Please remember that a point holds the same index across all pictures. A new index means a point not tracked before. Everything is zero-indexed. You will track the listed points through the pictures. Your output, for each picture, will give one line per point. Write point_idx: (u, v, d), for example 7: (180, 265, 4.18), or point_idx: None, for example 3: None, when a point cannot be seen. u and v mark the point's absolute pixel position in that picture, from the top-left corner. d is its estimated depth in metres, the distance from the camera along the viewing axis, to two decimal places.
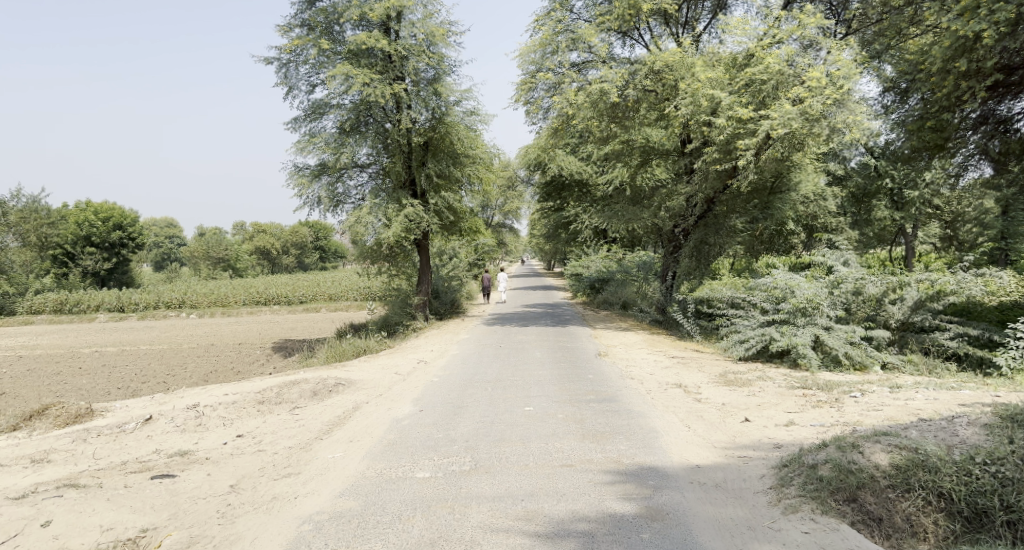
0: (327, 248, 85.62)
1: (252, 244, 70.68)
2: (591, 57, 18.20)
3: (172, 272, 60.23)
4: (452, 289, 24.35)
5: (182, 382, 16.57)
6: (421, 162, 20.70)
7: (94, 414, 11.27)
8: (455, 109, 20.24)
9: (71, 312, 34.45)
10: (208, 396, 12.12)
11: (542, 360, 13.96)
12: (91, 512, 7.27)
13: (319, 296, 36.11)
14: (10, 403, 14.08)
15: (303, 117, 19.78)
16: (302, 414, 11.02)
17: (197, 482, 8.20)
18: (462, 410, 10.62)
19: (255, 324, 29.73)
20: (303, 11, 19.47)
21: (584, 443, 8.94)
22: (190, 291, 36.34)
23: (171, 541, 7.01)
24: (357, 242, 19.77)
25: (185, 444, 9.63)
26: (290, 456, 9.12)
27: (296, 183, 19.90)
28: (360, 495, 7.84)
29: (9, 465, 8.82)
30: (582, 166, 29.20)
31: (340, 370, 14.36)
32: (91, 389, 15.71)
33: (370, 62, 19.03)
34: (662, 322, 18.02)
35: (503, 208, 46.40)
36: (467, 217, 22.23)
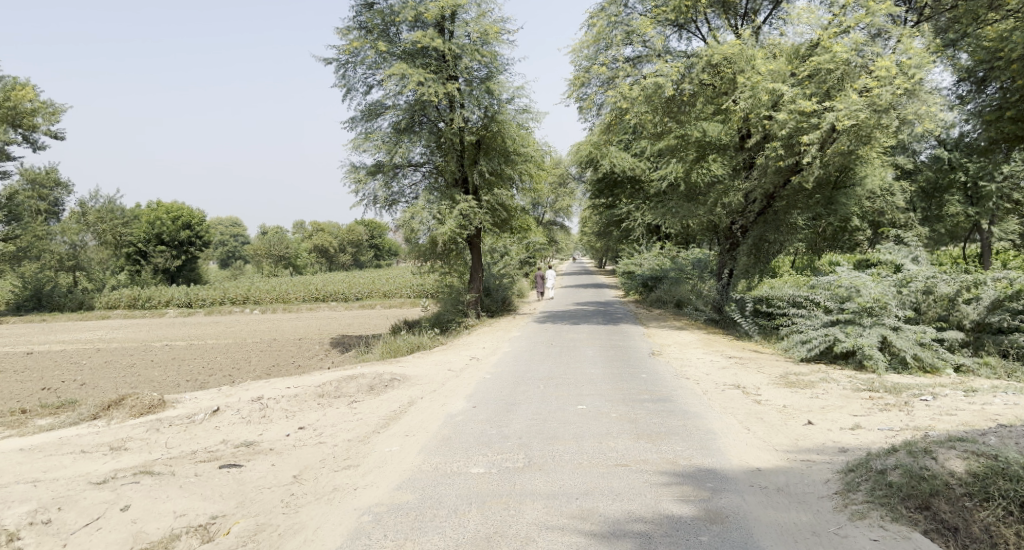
0: (382, 246, 87.09)
1: (311, 242, 72.52)
2: (645, 51, 18.03)
3: (236, 270, 62.28)
4: (504, 286, 24.43)
5: (246, 375, 17.10)
6: (473, 160, 20.82)
7: (166, 405, 11.76)
8: (508, 107, 20.26)
9: (144, 307, 36.03)
10: (271, 389, 12.49)
11: (595, 358, 13.88)
12: (165, 498, 7.56)
13: (374, 293, 36.71)
14: (88, 393, 14.79)
15: (359, 117, 20.14)
16: (359, 408, 11.24)
17: (262, 472, 8.46)
18: (515, 408, 10.64)
19: (314, 320, 30.47)
20: (361, 13, 19.82)
21: (638, 443, 8.86)
22: (253, 288, 37.51)
23: (239, 528, 7.25)
24: (410, 240, 20.03)
25: (250, 435, 9.94)
26: (349, 448, 9.31)
27: (352, 181, 20.22)
28: (417, 489, 7.95)
29: (90, 452, 9.26)
30: (635, 162, 28.80)
31: (395, 365, 14.59)
32: (162, 380, 16.38)
33: (425, 61, 19.30)
34: (719, 321, 17.59)
35: (555, 206, 46.23)
36: (518, 215, 22.28)
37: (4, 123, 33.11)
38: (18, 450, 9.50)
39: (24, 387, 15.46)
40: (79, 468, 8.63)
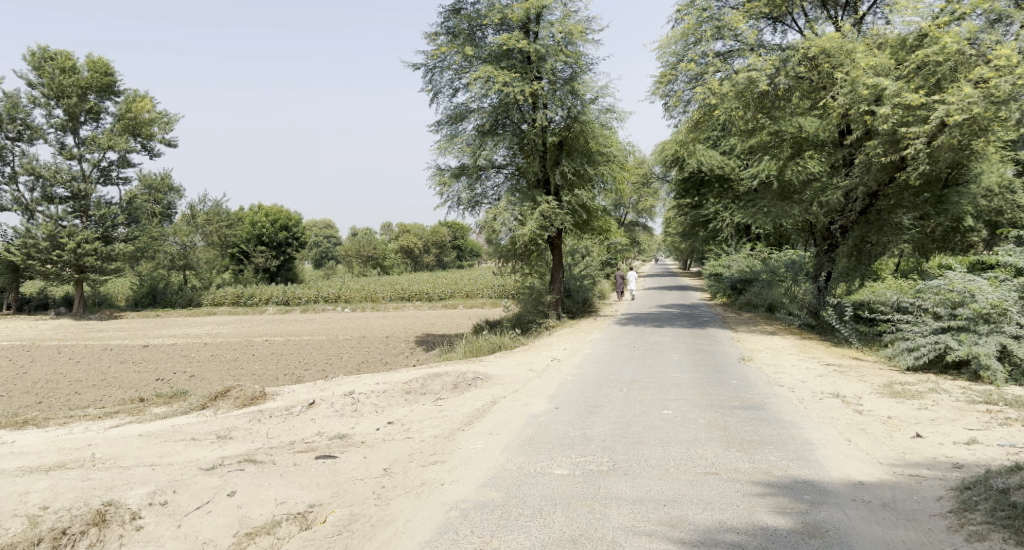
0: (465, 247, 88.23)
1: (397, 243, 74.35)
2: (737, 45, 17.48)
3: (328, 269, 64.63)
4: (584, 288, 24.28)
5: (338, 371, 17.71)
6: (555, 160, 20.79)
7: (267, 398, 12.34)
8: (591, 107, 20.06)
9: (246, 304, 37.98)
10: (362, 385, 12.86)
11: (681, 362, 13.56)
12: (267, 486, 7.91)
13: (457, 293, 37.23)
14: (195, 384, 15.70)
15: (445, 120, 20.48)
16: (444, 406, 11.41)
17: (354, 464, 8.71)
18: (598, 410, 10.53)
19: (400, 319, 31.23)
20: (448, 19, 20.13)
21: (730, 452, 8.59)
22: (344, 287, 38.80)
23: (334, 517, 7.50)
24: (492, 240, 20.21)
25: (343, 428, 10.27)
26: (436, 444, 9.47)
27: (437, 183, 20.59)
28: (502, 487, 7.99)
29: (199, 439, 9.82)
30: (724, 160, 27.81)
31: (478, 364, 14.74)
32: (261, 374, 17.19)
33: (509, 64, 19.46)
34: (815, 326, 16.83)
35: (638, 206, 45.40)
36: (600, 215, 22.03)
37: (125, 133, 35.54)
38: (136, 436, 10.17)
39: (140, 377, 16.58)
40: (189, 454, 9.15)
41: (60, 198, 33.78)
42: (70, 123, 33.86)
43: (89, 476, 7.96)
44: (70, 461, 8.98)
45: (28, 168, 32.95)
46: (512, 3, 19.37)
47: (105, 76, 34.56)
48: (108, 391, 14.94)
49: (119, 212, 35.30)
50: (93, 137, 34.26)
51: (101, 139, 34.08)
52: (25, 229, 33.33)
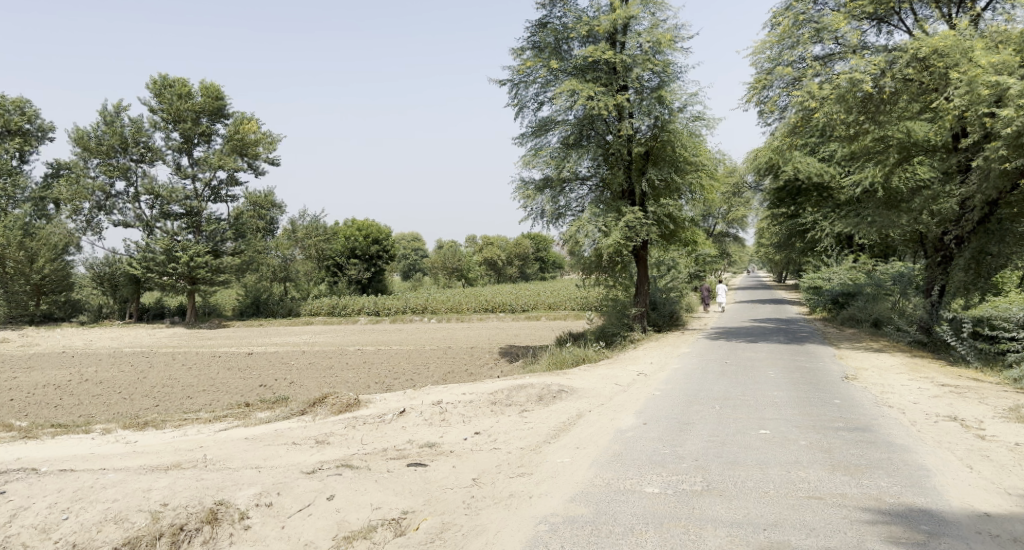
0: (548, 259, 88.03)
1: (481, 255, 75.28)
2: (838, 48, 16.79)
3: (416, 281, 66.04)
4: (671, 300, 23.79)
5: (425, 380, 18.02)
6: (641, 169, 20.49)
7: (360, 405, 12.69)
8: (680, 115, 19.65)
9: (341, 314, 39.43)
10: (449, 395, 13.01)
11: (777, 380, 13.00)
12: (363, 491, 8.09)
13: (540, 305, 37.24)
14: (295, 391, 16.34)
15: (529, 133, 20.56)
16: (530, 418, 11.38)
17: (444, 473, 8.80)
18: (689, 427, 10.23)
19: (485, 330, 31.53)
20: (535, 33, 20.28)
21: (835, 475, 8.14)
22: (431, 298, 39.57)
23: (427, 525, 7.58)
24: (574, 252, 20.15)
25: (432, 437, 10.41)
26: (523, 456, 9.45)
27: (521, 196, 20.71)
28: (592, 502, 7.87)
29: (298, 444, 10.18)
30: (822, 168, 26.69)
31: (563, 377, 14.63)
32: (354, 382, 17.71)
33: (595, 76, 19.40)
34: (927, 344, 15.83)
35: (728, 216, 44.12)
36: (687, 226, 21.51)
37: (234, 153, 37.67)
38: (243, 439, 10.66)
39: (245, 383, 17.42)
40: (290, 458, 9.50)
41: (175, 215, 36.14)
42: (185, 145, 36.20)
43: (202, 476, 8.35)
44: (184, 461, 9.49)
45: (148, 187, 35.38)
46: (599, 15, 19.32)
47: (217, 101, 36.75)
48: (216, 396, 15.76)
49: (227, 227, 37.39)
50: (206, 158, 36.52)
51: (212, 160, 36.28)
52: (145, 243, 35.83)
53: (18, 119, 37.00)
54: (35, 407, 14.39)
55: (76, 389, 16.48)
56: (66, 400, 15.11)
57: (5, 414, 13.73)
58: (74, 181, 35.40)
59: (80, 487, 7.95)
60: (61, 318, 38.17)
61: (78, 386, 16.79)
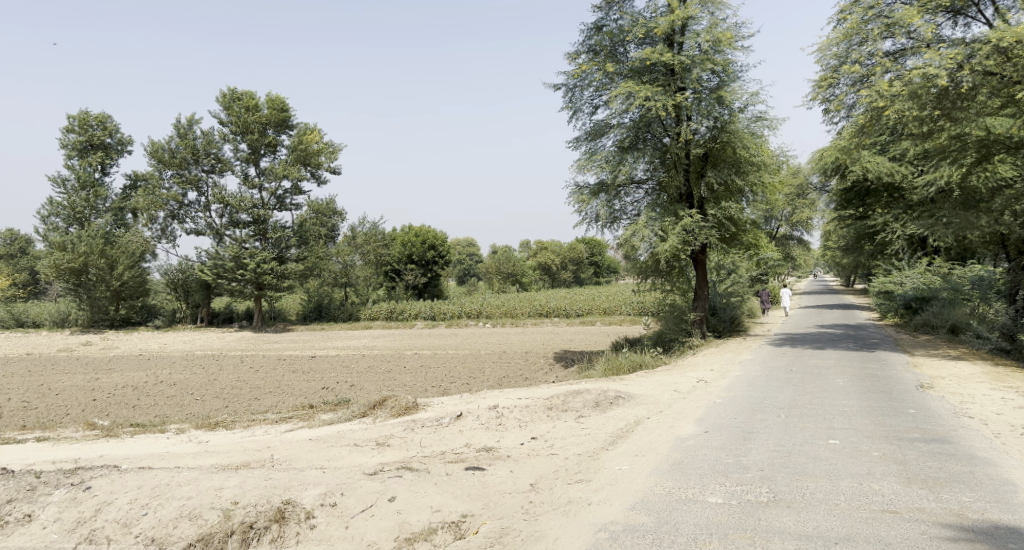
0: (603, 264, 87.29)
1: (535, 260, 75.31)
2: (911, 43, 16.17)
3: (471, 286, 66.50)
4: (732, 305, 23.30)
5: (482, 384, 18.12)
6: (700, 172, 20.20)
7: (419, 408, 12.86)
8: (740, 116, 19.22)
9: (399, 319, 39.99)
10: (506, 399, 13.04)
11: (846, 388, 12.55)
12: (424, 493, 8.15)
13: (595, 310, 36.95)
14: (356, 394, 16.65)
15: (584, 137, 20.42)
16: (587, 424, 11.29)
17: (502, 477, 8.81)
18: (752, 436, 9.98)
19: (540, 335, 31.48)
20: (590, 37, 20.13)
21: (911, 489, 7.83)
22: (486, 303, 39.76)
23: (487, 529, 7.62)
24: (630, 256, 19.98)
25: (489, 441, 10.45)
26: (581, 462, 9.38)
27: (576, 201, 20.61)
28: (652, 511, 7.77)
29: (360, 445, 10.37)
30: (894, 167, 25.42)
31: (620, 383, 14.48)
32: (412, 386, 17.93)
33: (652, 78, 19.18)
34: (1010, 351, 15.08)
35: (791, 218, 42.90)
36: (748, 229, 21.03)
37: (297, 163, 38.74)
38: (307, 440, 10.92)
39: (308, 386, 17.86)
40: (352, 460, 9.68)
41: (243, 223, 37.38)
42: (252, 156, 37.43)
43: (271, 475, 8.57)
44: (253, 461, 9.77)
45: (218, 197, 36.71)
46: (656, 16, 19.12)
47: (282, 112, 37.91)
48: (282, 398, 16.21)
49: (291, 235, 38.46)
50: (271, 168, 37.70)
51: (277, 170, 37.44)
52: (215, 251, 37.25)
53: (100, 133, 38.91)
54: (115, 407, 15.08)
55: (152, 390, 17.21)
56: (143, 400, 15.80)
57: (88, 413, 14.43)
58: (150, 192, 37.03)
59: (158, 483, 8.25)
60: (138, 322, 40.03)
61: (154, 387, 17.54)
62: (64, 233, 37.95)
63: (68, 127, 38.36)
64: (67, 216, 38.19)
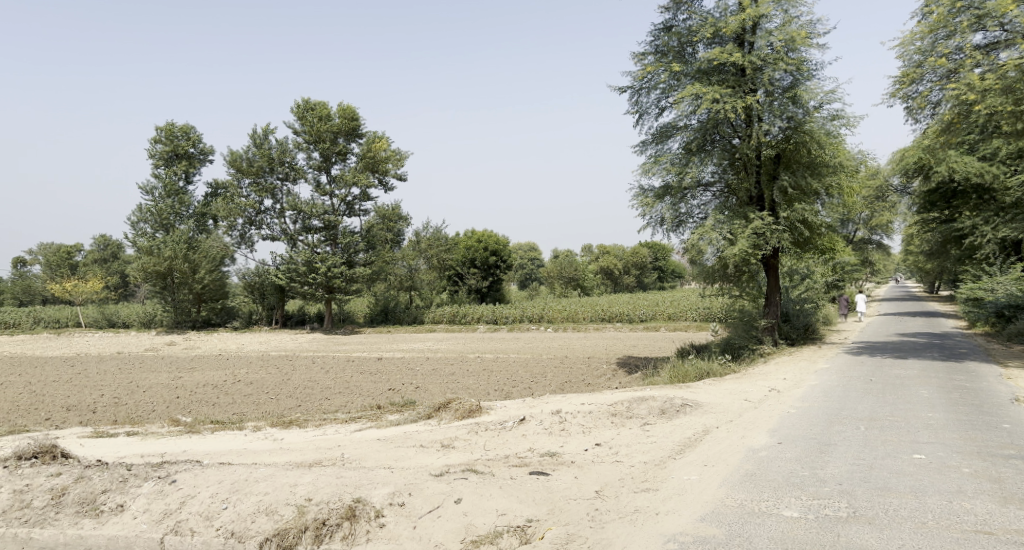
0: (667, 268, 85.66)
1: (597, 264, 74.67)
2: (1003, 35, 15.37)
3: (533, 290, 66.48)
4: (805, 312, 22.49)
5: (544, 389, 18.08)
6: (772, 175, 19.64)
7: (483, 411, 12.94)
8: (816, 115, 18.59)
9: (461, 322, 40.29)
10: (570, 404, 12.96)
11: (931, 400, 11.94)
12: (489, 496, 8.15)
13: (659, 315, 36.34)
14: (422, 396, 16.86)
15: (650, 140, 20.11)
16: (653, 431, 11.10)
17: (567, 483, 8.74)
18: (829, 449, 9.59)
19: (604, 340, 31.18)
20: (657, 38, 19.85)
21: (1008, 509, 7.38)
22: (548, 308, 39.64)
23: (552, 535, 7.59)
24: (696, 261, 19.61)
25: (553, 446, 10.40)
26: (647, 471, 9.22)
27: (640, 205, 20.32)
28: (723, 523, 7.57)
29: (425, 447, 10.50)
30: (984, 167, 24.10)
31: (687, 391, 14.18)
32: (476, 389, 18.04)
33: (721, 78, 18.74)
34: None
35: (870, 222, 41.20)
36: (824, 233, 20.23)
37: (366, 170, 39.65)
38: (375, 440, 11.12)
39: (375, 387, 18.19)
40: (418, 460, 9.80)
41: (315, 229, 38.50)
42: (324, 163, 38.50)
43: (342, 473, 8.76)
44: (324, 459, 10.01)
45: (292, 204, 37.92)
46: (726, 15, 18.70)
47: (352, 121, 38.86)
48: (351, 398, 16.58)
49: (359, 240, 39.37)
50: (342, 176, 38.71)
51: (347, 177, 38.45)
52: (289, 256, 38.51)
53: (184, 144, 40.71)
54: (197, 404, 15.76)
55: (231, 388, 17.90)
56: (222, 398, 16.43)
57: (172, 410, 15.11)
58: (229, 200, 38.53)
59: (237, 479, 8.55)
60: (218, 323, 41.84)
61: (232, 386, 18.24)
62: (151, 238, 39.95)
63: (156, 138, 40.38)
64: (154, 222, 40.22)
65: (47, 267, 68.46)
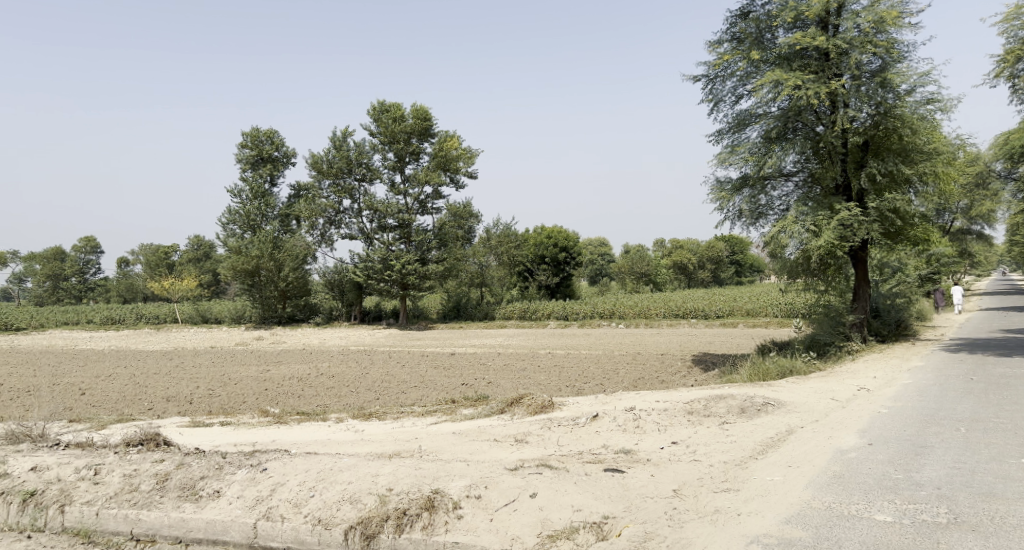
0: (745, 262, 83.17)
1: (670, 259, 73.45)
2: None
3: (605, 286, 65.91)
4: (896, 307, 21.42)
5: (618, 386, 17.91)
6: (859, 163, 18.78)
7: (555, 407, 12.91)
8: (908, 99, 17.64)
9: (532, 318, 40.33)
10: (644, 401, 12.78)
11: None
12: (564, 492, 8.13)
13: (737, 311, 35.38)
14: (495, 391, 16.98)
15: (726, 130, 19.56)
16: (732, 430, 10.82)
17: (643, 481, 8.61)
18: (927, 451, 9.10)
19: (679, 336, 30.62)
20: (734, 25, 19.28)
21: None
22: (620, 303, 39.22)
23: (630, 532, 7.51)
24: (777, 255, 18.98)
25: (628, 444, 10.28)
26: (727, 471, 8.99)
27: (716, 197, 19.79)
28: (810, 526, 7.30)
29: (499, 441, 10.56)
30: None
31: (769, 389, 13.73)
32: (548, 384, 18.05)
33: (803, 63, 18.02)
34: None
35: (969, 211, 38.73)
36: (917, 223, 19.19)
37: (439, 169, 40.23)
38: (450, 433, 11.27)
39: (449, 382, 18.45)
40: (493, 455, 9.87)
41: (391, 227, 39.32)
42: (398, 163, 39.25)
43: (421, 465, 8.92)
44: (403, 451, 10.23)
45: (368, 204, 38.84)
46: None
47: (425, 122, 39.48)
48: (427, 392, 16.89)
49: (432, 237, 39.88)
50: (415, 175, 39.43)
51: (421, 176, 39.10)
52: (366, 254, 39.53)
53: (269, 148, 42.35)
54: (283, 396, 16.38)
55: (314, 381, 18.50)
56: (306, 391, 17.01)
57: (261, 401, 15.76)
58: (311, 201, 39.83)
59: (323, 468, 8.85)
60: (301, 319, 43.38)
61: (315, 379, 18.88)
62: (239, 239, 41.80)
63: (242, 143, 42.13)
64: (242, 223, 42.01)
65: (147, 267, 72.85)
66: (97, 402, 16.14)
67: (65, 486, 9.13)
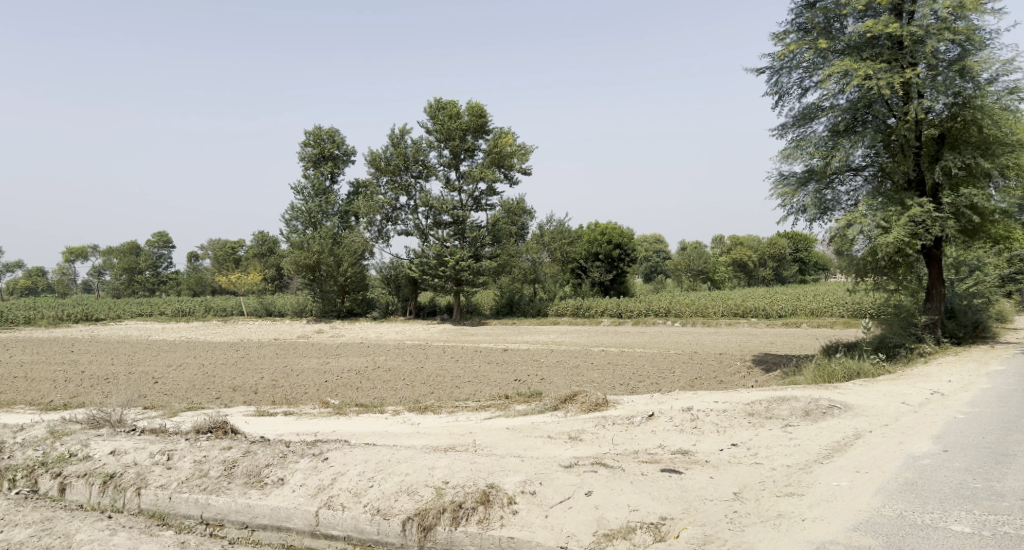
0: (809, 260, 80.44)
1: (729, 256, 71.81)
2: None
3: (662, 284, 64.87)
4: (973, 308, 20.35)
5: (675, 385, 17.60)
6: (934, 156, 17.94)
7: (610, 405, 12.74)
8: (989, 89, 16.74)
9: (585, 315, 40.04)
10: (702, 402, 12.48)
11: None
12: (620, 491, 8.00)
13: (799, 311, 34.30)
14: (549, 387, 16.90)
15: (791, 123, 18.97)
16: (795, 433, 10.47)
17: (703, 483, 8.40)
18: (1008, 460, 8.60)
19: (738, 336, 29.89)
20: (800, 15, 18.65)
21: None
22: (675, 301, 38.56)
23: (688, 534, 7.34)
24: (844, 252, 18.33)
25: (686, 444, 10.06)
26: (790, 474, 8.69)
27: (779, 193, 19.22)
28: (881, 534, 6.99)
29: (553, 438, 10.48)
30: None
31: (835, 391, 13.25)
32: (602, 382, 17.85)
33: (875, 53, 17.31)
34: None
35: None
36: (997, 220, 18.19)
37: (493, 165, 40.34)
38: (505, 429, 11.26)
39: (502, 378, 18.44)
40: (547, 451, 9.80)
41: (445, 224, 39.62)
42: (454, 160, 39.50)
43: (476, 459, 8.93)
44: (458, 444, 10.27)
45: (425, 201, 39.22)
46: None
47: (480, 119, 39.60)
48: (480, 387, 16.92)
49: (486, 234, 39.88)
50: (470, 172, 39.62)
51: (476, 173, 39.28)
52: (421, 250, 39.99)
53: (330, 146, 43.22)
54: (342, 388, 16.69)
55: (371, 374, 18.79)
56: (364, 384, 17.29)
57: (321, 392, 16.10)
58: (370, 197, 40.49)
59: (381, 459, 8.97)
60: (359, 314, 44.18)
61: (373, 372, 19.18)
62: (301, 234, 42.88)
63: (305, 142, 43.13)
64: (304, 220, 43.06)
65: (216, 261, 75.47)
66: (169, 390, 16.79)
67: (141, 470, 9.50)
